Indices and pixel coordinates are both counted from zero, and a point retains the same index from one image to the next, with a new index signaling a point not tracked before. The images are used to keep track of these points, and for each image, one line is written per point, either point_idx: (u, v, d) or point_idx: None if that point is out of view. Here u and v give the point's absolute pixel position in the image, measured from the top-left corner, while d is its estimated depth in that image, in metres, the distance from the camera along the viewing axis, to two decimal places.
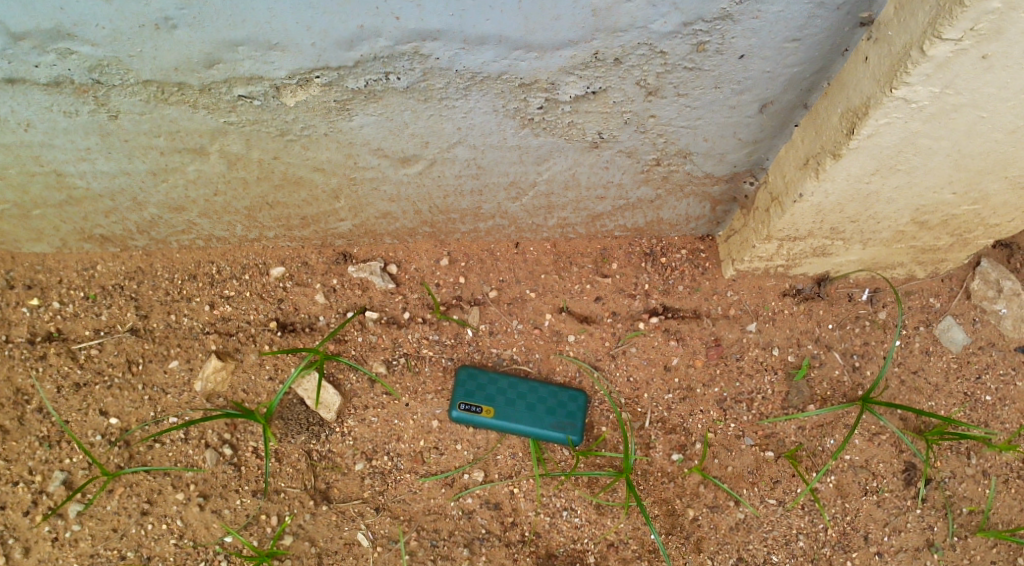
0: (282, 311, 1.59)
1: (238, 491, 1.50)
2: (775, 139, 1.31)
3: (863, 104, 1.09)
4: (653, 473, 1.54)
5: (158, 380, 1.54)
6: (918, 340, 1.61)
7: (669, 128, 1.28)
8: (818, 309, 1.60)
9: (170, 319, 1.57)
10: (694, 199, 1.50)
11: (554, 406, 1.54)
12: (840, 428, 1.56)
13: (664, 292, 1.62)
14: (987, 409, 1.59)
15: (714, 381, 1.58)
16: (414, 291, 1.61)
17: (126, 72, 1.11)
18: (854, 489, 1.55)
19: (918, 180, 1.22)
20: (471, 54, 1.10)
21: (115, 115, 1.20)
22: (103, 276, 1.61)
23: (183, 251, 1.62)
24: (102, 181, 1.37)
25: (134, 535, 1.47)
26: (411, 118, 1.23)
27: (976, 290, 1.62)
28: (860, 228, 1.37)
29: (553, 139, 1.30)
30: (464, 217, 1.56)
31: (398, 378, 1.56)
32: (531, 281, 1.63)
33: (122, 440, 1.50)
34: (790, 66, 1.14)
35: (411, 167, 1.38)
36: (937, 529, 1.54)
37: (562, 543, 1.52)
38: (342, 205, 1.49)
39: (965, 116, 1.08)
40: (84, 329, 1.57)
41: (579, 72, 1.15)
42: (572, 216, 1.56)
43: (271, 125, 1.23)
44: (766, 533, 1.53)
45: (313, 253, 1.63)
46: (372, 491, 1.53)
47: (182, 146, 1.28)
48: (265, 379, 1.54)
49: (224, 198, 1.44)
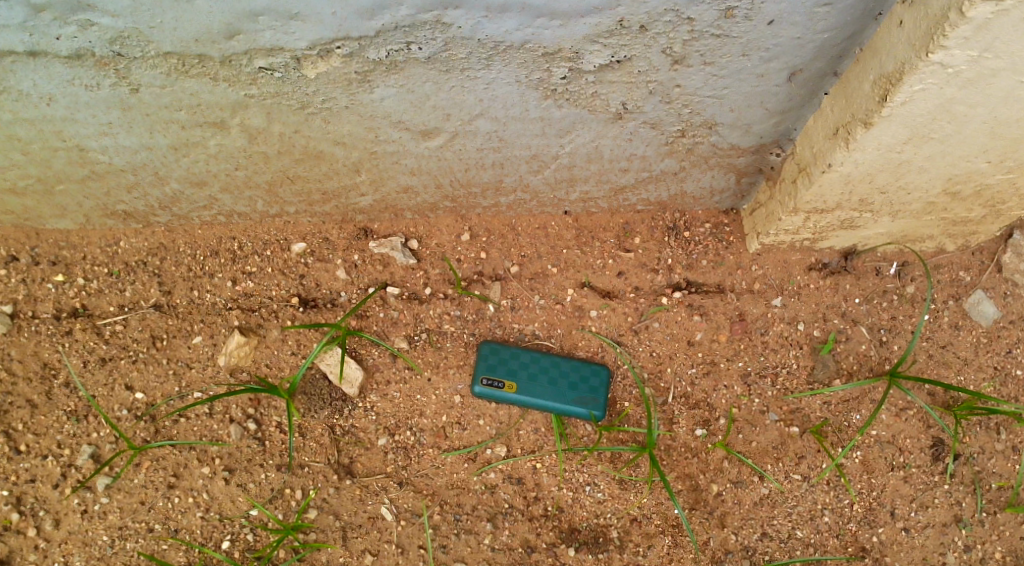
0: (304, 287, 1.59)
1: (263, 465, 1.51)
2: (804, 108, 1.28)
3: (896, 70, 1.06)
4: (677, 448, 1.54)
5: (182, 355, 1.54)
6: (947, 314, 1.58)
7: (695, 97, 1.26)
8: (845, 283, 1.58)
9: (193, 295, 1.58)
10: (719, 171, 1.47)
11: (577, 381, 1.53)
12: (867, 403, 1.54)
13: (688, 266, 1.60)
14: (1017, 384, 1.57)
15: (739, 356, 1.57)
16: (435, 266, 1.60)
17: (147, 44, 1.11)
18: (880, 465, 1.53)
19: (951, 149, 1.19)
20: (494, 23, 1.09)
21: (136, 89, 1.19)
22: (126, 253, 1.61)
23: (205, 227, 1.62)
24: (124, 156, 1.37)
25: (161, 508, 1.48)
26: (432, 90, 1.22)
27: (1007, 264, 1.58)
28: (890, 199, 1.34)
29: (576, 111, 1.29)
30: (486, 191, 1.54)
31: (420, 353, 1.56)
32: (553, 256, 1.61)
33: (149, 414, 1.52)
34: (821, 32, 1.12)
35: (433, 140, 1.36)
36: (965, 504, 1.52)
37: (585, 518, 1.52)
38: (363, 179, 1.48)
39: (1003, 80, 1.05)
40: (108, 305, 1.58)
41: (603, 40, 1.13)
42: (595, 189, 1.54)
43: (292, 98, 1.22)
44: (790, 508, 1.52)
45: (334, 228, 1.62)
46: (396, 466, 1.53)
47: (203, 120, 1.28)
48: (288, 355, 1.54)
49: (245, 172, 1.44)
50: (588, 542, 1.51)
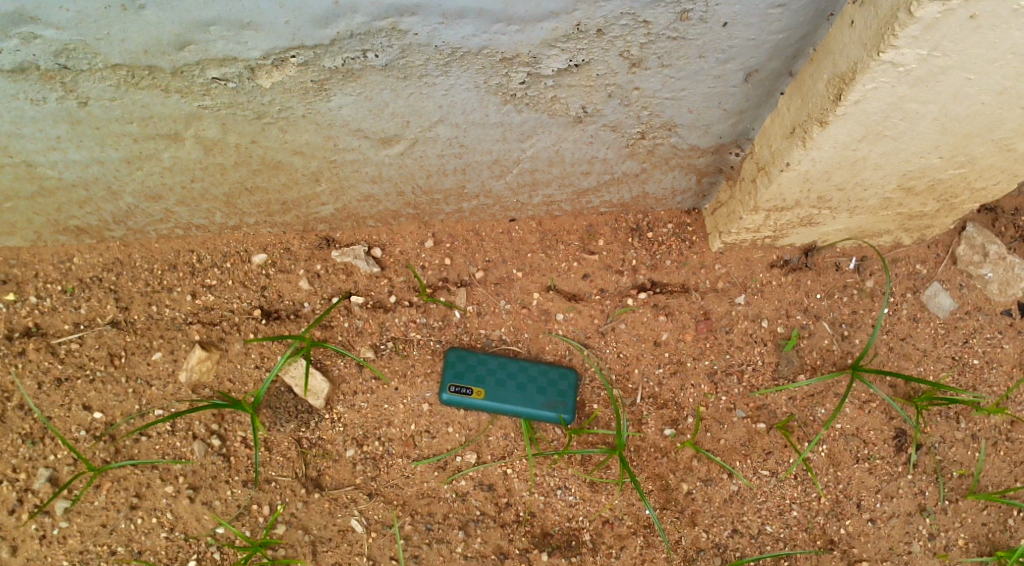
0: (266, 299, 1.56)
1: (228, 482, 1.48)
2: (761, 108, 1.30)
3: (849, 69, 1.08)
4: (646, 449, 1.54)
5: (141, 372, 1.51)
6: (905, 307, 1.61)
7: (654, 99, 1.26)
8: (806, 279, 1.60)
9: (152, 311, 1.54)
10: (680, 172, 1.48)
11: (545, 385, 1.52)
12: (831, 397, 1.56)
13: (652, 267, 1.61)
14: (975, 373, 1.60)
15: (705, 355, 1.58)
16: (399, 274, 1.59)
17: (94, 56, 1.08)
18: (845, 457, 1.55)
19: (905, 146, 1.21)
20: (451, 29, 1.08)
21: (84, 102, 1.16)
22: (80, 269, 1.57)
23: (162, 241, 1.58)
24: (74, 171, 1.34)
25: (124, 530, 1.45)
26: (390, 97, 1.21)
27: (961, 256, 1.62)
28: (847, 195, 1.36)
29: (536, 115, 1.28)
30: (448, 197, 1.53)
31: (386, 362, 1.54)
32: (518, 260, 1.61)
33: (108, 434, 1.48)
34: (775, 33, 1.13)
35: (393, 147, 1.35)
36: (929, 493, 1.55)
37: (557, 522, 1.52)
38: (323, 188, 1.46)
39: (952, 78, 1.07)
40: (63, 324, 1.54)
41: (561, 44, 1.13)
42: (558, 192, 1.54)
43: (247, 108, 1.20)
44: (759, 504, 1.54)
45: (295, 238, 1.60)
46: (365, 477, 1.51)
47: (156, 132, 1.25)
48: (251, 368, 1.52)
49: (201, 184, 1.41)
50: (561, 546, 1.51)
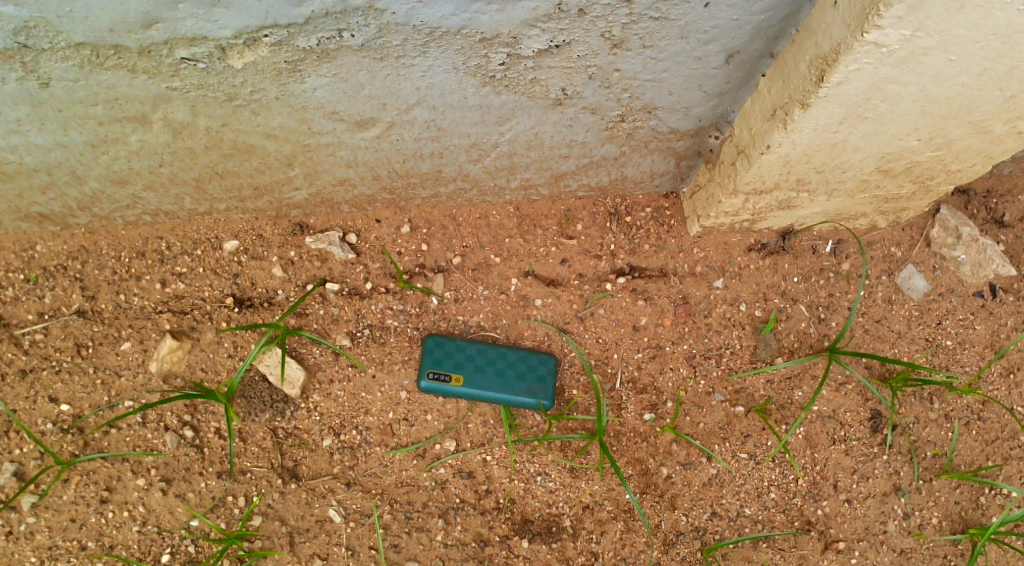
0: (239, 286, 1.52)
1: (202, 473, 1.45)
2: (741, 90, 1.29)
3: (832, 50, 1.07)
4: (626, 434, 1.54)
5: (110, 363, 1.47)
6: (881, 289, 1.62)
7: (634, 81, 1.25)
8: (784, 262, 1.60)
9: (120, 299, 1.50)
10: (659, 156, 1.47)
11: (524, 371, 1.51)
12: (808, 379, 1.57)
13: (631, 251, 1.60)
14: (948, 353, 1.62)
15: (683, 339, 1.58)
16: (375, 260, 1.56)
17: (55, 34, 1.03)
18: (822, 440, 1.57)
19: (884, 128, 1.21)
20: (429, 8, 1.05)
21: (45, 83, 1.12)
22: (43, 257, 1.52)
23: (129, 227, 1.54)
24: (36, 155, 1.29)
25: (94, 524, 1.42)
26: (367, 78, 1.18)
27: (935, 238, 1.63)
28: (826, 178, 1.36)
29: (515, 97, 1.26)
30: (425, 182, 1.50)
31: (363, 350, 1.52)
32: (495, 246, 1.59)
33: (76, 427, 1.44)
34: (757, 13, 1.12)
35: (369, 130, 1.32)
36: (904, 473, 1.57)
37: (537, 508, 1.51)
38: (297, 172, 1.42)
39: (933, 59, 1.07)
40: (26, 314, 1.49)
41: (541, 24, 1.10)
42: (536, 176, 1.52)
43: (217, 89, 1.17)
44: (738, 486, 1.54)
45: (267, 224, 1.56)
46: (342, 466, 1.49)
47: (122, 115, 1.21)
48: (224, 357, 1.48)
49: (170, 169, 1.37)
50: (541, 532, 1.50)
